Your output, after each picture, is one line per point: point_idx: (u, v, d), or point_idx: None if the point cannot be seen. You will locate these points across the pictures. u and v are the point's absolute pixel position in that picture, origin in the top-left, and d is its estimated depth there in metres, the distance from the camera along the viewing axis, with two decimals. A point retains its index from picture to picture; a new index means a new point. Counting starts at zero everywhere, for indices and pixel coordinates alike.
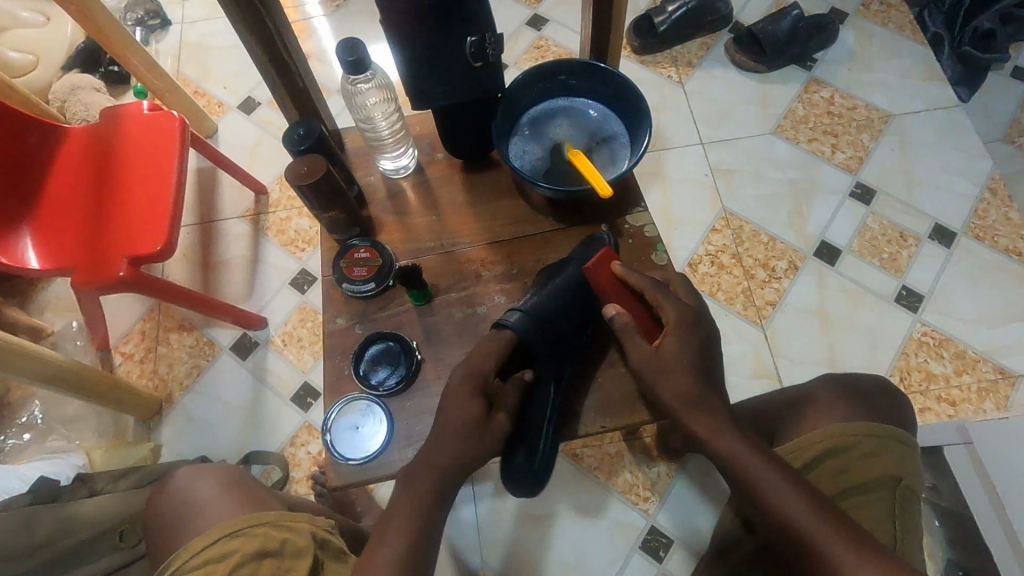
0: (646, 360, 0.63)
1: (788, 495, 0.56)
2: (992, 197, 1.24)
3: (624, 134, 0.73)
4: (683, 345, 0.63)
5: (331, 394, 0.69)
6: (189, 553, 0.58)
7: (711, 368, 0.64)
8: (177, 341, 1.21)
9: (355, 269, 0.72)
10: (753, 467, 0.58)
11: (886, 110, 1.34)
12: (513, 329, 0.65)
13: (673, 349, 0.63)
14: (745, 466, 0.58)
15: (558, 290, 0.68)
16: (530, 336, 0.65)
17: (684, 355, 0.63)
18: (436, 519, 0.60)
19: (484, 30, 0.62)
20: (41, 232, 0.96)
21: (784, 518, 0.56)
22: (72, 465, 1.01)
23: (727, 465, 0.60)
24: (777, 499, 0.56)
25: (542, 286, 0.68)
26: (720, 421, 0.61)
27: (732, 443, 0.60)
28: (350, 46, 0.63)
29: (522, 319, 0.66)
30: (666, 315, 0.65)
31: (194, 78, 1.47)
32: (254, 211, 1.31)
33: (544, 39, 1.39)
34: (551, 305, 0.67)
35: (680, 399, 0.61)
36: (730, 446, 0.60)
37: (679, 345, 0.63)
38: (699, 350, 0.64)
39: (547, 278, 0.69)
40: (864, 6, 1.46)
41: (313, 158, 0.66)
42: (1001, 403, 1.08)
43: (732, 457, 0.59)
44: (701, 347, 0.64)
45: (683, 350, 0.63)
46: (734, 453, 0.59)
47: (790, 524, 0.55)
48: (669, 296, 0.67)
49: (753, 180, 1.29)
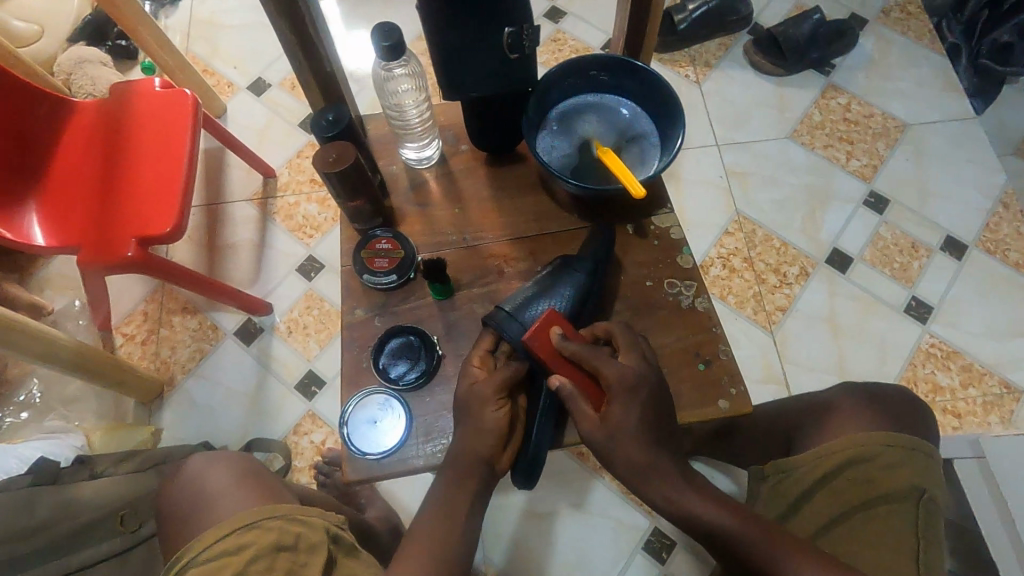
0: (590, 432, 0.60)
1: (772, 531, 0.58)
2: (1004, 211, 1.24)
3: (655, 133, 0.73)
4: (628, 413, 0.59)
5: (349, 386, 0.69)
6: (203, 545, 0.57)
7: (660, 433, 0.61)
8: (180, 324, 1.19)
9: (376, 260, 0.71)
10: (714, 521, 0.59)
11: (902, 119, 1.34)
12: (493, 330, 0.64)
13: (614, 422, 0.59)
14: (706, 518, 0.59)
15: (543, 290, 0.66)
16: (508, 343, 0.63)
17: (628, 423, 0.59)
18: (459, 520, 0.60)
19: (523, 20, 0.61)
20: (47, 208, 0.94)
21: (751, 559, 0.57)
22: (72, 446, 0.98)
23: (683, 521, 0.60)
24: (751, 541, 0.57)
25: (526, 288, 0.66)
26: (669, 478, 0.60)
27: (691, 502, 0.60)
28: (386, 31, 0.61)
29: (502, 324, 0.64)
30: (607, 380, 0.60)
31: (203, 56, 1.44)
32: (262, 195, 1.29)
33: (562, 32, 1.37)
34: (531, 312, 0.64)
35: (631, 468, 0.60)
36: (684, 504, 0.60)
37: (624, 416, 0.59)
38: (645, 413, 0.60)
39: (550, 281, 0.66)
40: (884, 13, 1.45)
41: (342, 145, 0.65)
42: (1005, 417, 1.08)
43: (691, 514, 0.60)
44: (645, 413, 0.60)
45: (626, 417, 0.59)
46: (690, 508, 0.60)
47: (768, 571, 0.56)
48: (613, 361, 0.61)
49: (767, 184, 1.28)
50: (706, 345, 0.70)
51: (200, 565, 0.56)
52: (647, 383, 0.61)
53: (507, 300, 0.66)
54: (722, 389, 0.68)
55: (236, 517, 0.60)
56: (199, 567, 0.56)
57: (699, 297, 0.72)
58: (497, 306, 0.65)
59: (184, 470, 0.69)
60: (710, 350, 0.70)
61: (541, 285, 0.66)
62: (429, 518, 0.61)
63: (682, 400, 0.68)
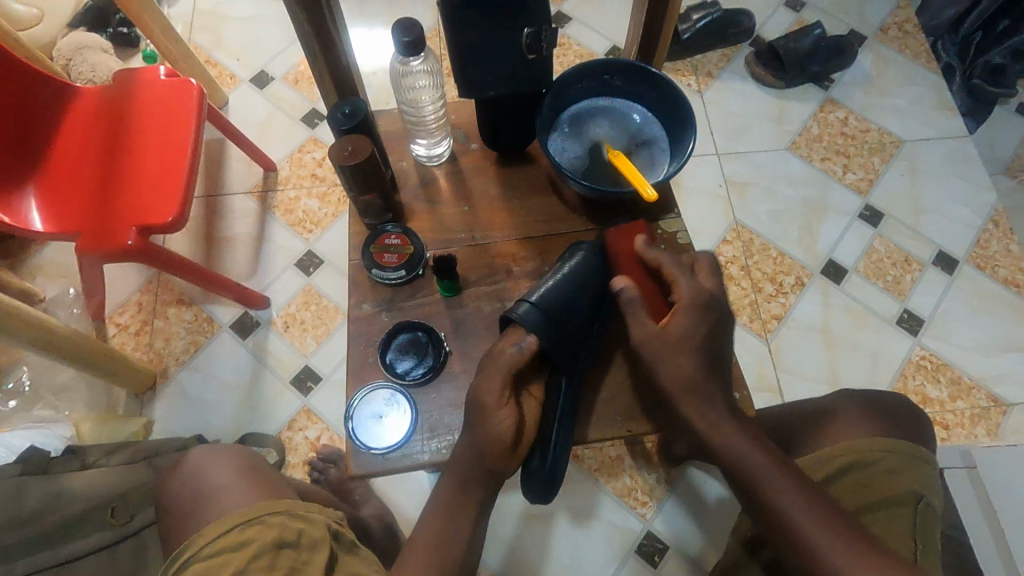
0: (650, 338, 0.62)
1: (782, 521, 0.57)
2: (994, 228, 1.27)
3: (665, 139, 0.76)
4: (692, 325, 0.62)
5: (354, 379, 0.70)
6: (204, 540, 0.57)
7: (719, 357, 0.63)
8: (176, 316, 1.17)
9: (386, 256, 0.71)
10: (751, 465, 0.58)
11: (898, 135, 1.36)
12: (522, 324, 0.64)
13: (678, 330, 0.62)
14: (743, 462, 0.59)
15: (570, 274, 0.68)
16: (539, 332, 0.64)
17: (692, 333, 0.62)
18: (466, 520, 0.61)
19: (541, 21, 0.63)
20: (46, 193, 0.93)
21: (776, 511, 0.56)
22: (60, 437, 0.96)
23: (727, 464, 0.60)
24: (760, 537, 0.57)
25: (553, 275, 0.68)
26: (712, 417, 0.60)
27: (728, 442, 0.60)
28: (406, 27, 0.63)
29: (533, 313, 0.65)
30: (678, 290, 0.65)
31: (206, 47, 1.43)
32: (262, 188, 1.28)
33: (567, 37, 1.38)
34: (562, 295, 0.66)
35: (677, 385, 0.61)
36: (723, 443, 0.60)
37: (686, 326, 0.62)
38: (707, 332, 0.63)
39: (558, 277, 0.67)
40: (882, 31, 1.47)
41: (358, 139, 0.66)
42: (991, 430, 1.10)
43: (730, 454, 0.59)
44: (712, 328, 0.63)
45: (691, 328, 0.62)
46: (730, 450, 0.59)
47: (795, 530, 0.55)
48: (688, 275, 0.66)
49: (765, 195, 1.30)
50: None
51: (201, 561, 0.56)
52: (713, 307, 0.64)
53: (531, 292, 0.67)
54: None
55: (238, 512, 0.59)
56: (201, 563, 0.56)
57: None
58: (521, 297, 0.66)
59: (184, 463, 0.69)
60: None
61: (569, 270, 0.68)
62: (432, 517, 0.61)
63: None
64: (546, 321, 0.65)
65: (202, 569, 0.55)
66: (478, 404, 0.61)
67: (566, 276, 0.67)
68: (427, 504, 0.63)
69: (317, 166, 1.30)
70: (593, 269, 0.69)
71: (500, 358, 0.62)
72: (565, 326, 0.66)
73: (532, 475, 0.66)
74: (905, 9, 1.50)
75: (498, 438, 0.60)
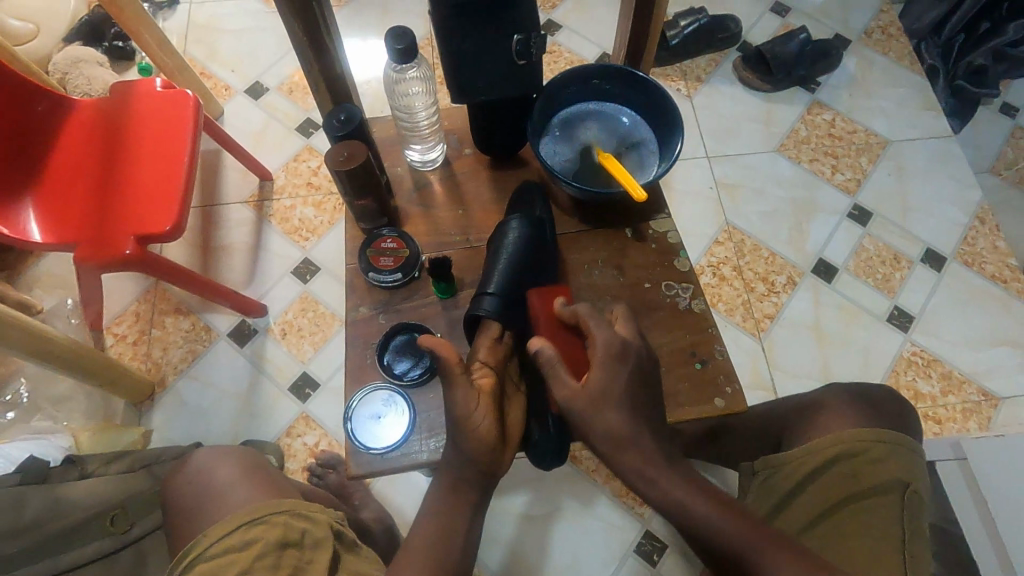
0: (574, 398, 0.61)
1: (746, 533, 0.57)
2: (981, 225, 1.29)
3: (653, 141, 0.78)
4: (614, 377, 0.61)
5: (353, 381, 0.72)
6: (210, 540, 0.58)
7: (648, 399, 0.63)
8: (173, 325, 1.18)
9: (382, 259, 0.74)
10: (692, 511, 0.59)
11: (884, 135, 1.39)
12: (492, 318, 0.66)
13: (599, 383, 0.61)
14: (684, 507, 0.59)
15: (520, 252, 0.70)
16: (508, 320, 0.67)
17: (611, 385, 0.61)
18: (463, 520, 0.61)
19: (530, 29, 0.66)
20: (44, 204, 0.94)
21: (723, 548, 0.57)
22: (59, 447, 0.96)
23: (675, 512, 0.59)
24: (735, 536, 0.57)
25: (503, 257, 0.69)
26: (650, 457, 0.60)
27: (670, 489, 0.60)
28: (399, 35, 0.65)
29: (497, 303, 0.67)
30: (595, 343, 0.63)
31: (201, 58, 1.45)
32: (258, 197, 1.29)
33: (558, 44, 1.40)
34: (517, 275, 0.68)
35: (609, 440, 0.61)
36: (661, 489, 0.60)
37: (605, 379, 0.61)
38: (632, 378, 0.62)
39: (519, 264, 0.69)
40: (866, 34, 1.50)
41: (354, 144, 0.68)
42: (983, 424, 1.12)
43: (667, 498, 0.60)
44: (631, 376, 0.62)
45: (611, 381, 0.61)
46: (670, 493, 0.59)
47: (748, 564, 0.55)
48: (603, 325, 0.64)
49: (755, 196, 1.32)
50: (703, 345, 0.75)
51: (208, 560, 0.57)
52: (635, 349, 0.64)
53: (487, 283, 0.69)
54: (719, 387, 0.73)
55: (243, 511, 0.60)
56: (207, 562, 0.57)
57: (695, 299, 0.77)
58: (483, 290, 0.68)
59: (189, 464, 0.71)
60: (706, 349, 0.75)
61: (514, 246, 0.70)
62: (429, 518, 0.61)
63: (683, 396, 0.72)
64: (510, 306, 0.67)
65: (208, 568, 0.56)
66: (454, 417, 0.60)
67: (516, 255, 0.70)
68: (425, 503, 0.62)
69: (312, 175, 1.31)
70: (535, 237, 0.72)
71: (455, 381, 0.60)
72: (524, 304, 0.69)
73: (539, 451, 0.67)
74: (888, 13, 1.53)
75: (483, 438, 0.60)
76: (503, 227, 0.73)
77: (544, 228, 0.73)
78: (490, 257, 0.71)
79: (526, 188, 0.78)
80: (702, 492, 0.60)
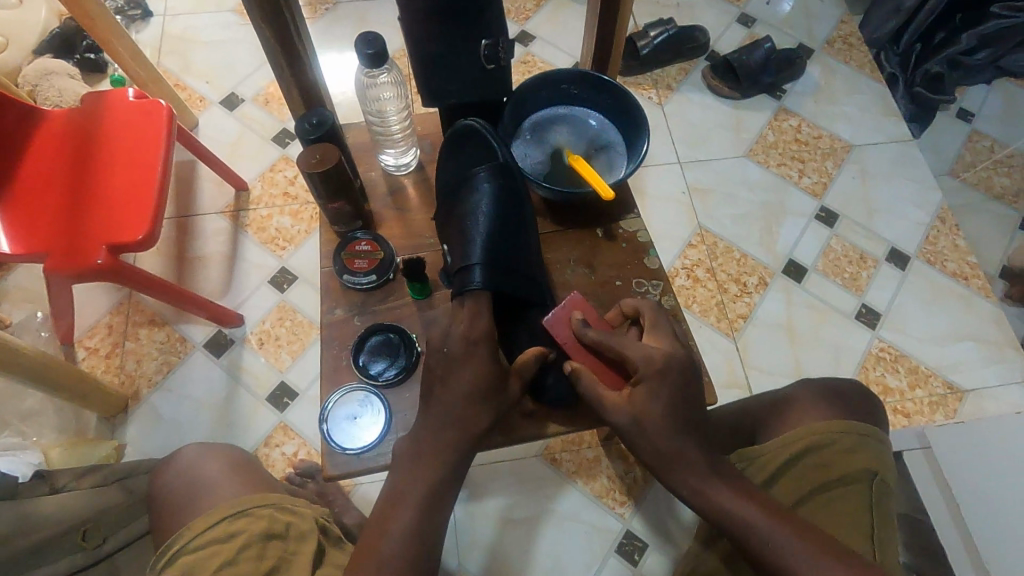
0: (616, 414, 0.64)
1: (766, 528, 0.57)
2: (941, 225, 1.34)
3: (622, 142, 0.82)
4: (654, 397, 0.62)
5: (329, 382, 0.74)
6: (195, 532, 0.61)
7: (693, 403, 0.63)
8: (147, 337, 1.17)
9: (356, 261, 0.77)
10: (764, 532, 0.57)
11: (847, 140, 1.43)
12: (480, 288, 0.69)
13: (640, 404, 0.63)
14: (738, 516, 0.58)
15: (498, 210, 0.73)
16: (496, 288, 0.70)
17: (654, 406, 0.62)
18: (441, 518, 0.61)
19: (498, 35, 0.69)
20: (13, 215, 0.93)
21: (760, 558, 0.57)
22: (27, 463, 0.94)
23: (704, 506, 0.60)
24: (760, 534, 0.57)
25: (481, 226, 0.72)
26: (676, 448, 0.61)
27: (721, 499, 0.59)
28: (370, 40, 0.67)
29: (484, 273, 0.70)
30: (633, 366, 0.65)
31: (175, 70, 1.44)
32: (234, 207, 1.29)
33: (532, 54, 1.43)
34: (497, 237, 0.72)
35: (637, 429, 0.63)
36: (689, 474, 0.61)
37: (650, 399, 0.62)
38: (674, 396, 0.63)
39: (498, 227, 0.73)
40: (828, 44, 1.55)
41: (325, 147, 0.71)
42: (949, 415, 1.15)
43: (704, 497, 0.60)
44: (677, 394, 0.63)
45: (653, 401, 0.62)
46: (722, 505, 0.59)
47: (785, 569, 0.56)
48: (635, 345, 0.66)
49: (726, 200, 1.35)
50: None
51: (192, 551, 0.60)
52: (677, 363, 0.64)
53: (468, 254, 0.71)
54: None
55: (231, 503, 0.63)
56: (193, 553, 0.60)
57: (665, 295, 0.80)
58: (470, 263, 0.70)
59: (176, 462, 0.74)
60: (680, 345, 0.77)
61: (490, 212, 0.73)
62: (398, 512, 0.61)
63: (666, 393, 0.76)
64: (496, 274, 0.70)
65: (195, 558, 0.60)
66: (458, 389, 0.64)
67: (494, 216, 0.73)
68: (389, 479, 0.62)
69: (288, 185, 1.31)
70: (504, 196, 0.74)
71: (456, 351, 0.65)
72: (509, 270, 0.72)
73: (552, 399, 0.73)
74: (848, 23, 1.58)
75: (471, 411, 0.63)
76: (474, 185, 0.75)
77: (515, 176, 0.75)
78: (465, 222, 0.73)
79: (473, 123, 0.75)
80: (754, 501, 0.59)
